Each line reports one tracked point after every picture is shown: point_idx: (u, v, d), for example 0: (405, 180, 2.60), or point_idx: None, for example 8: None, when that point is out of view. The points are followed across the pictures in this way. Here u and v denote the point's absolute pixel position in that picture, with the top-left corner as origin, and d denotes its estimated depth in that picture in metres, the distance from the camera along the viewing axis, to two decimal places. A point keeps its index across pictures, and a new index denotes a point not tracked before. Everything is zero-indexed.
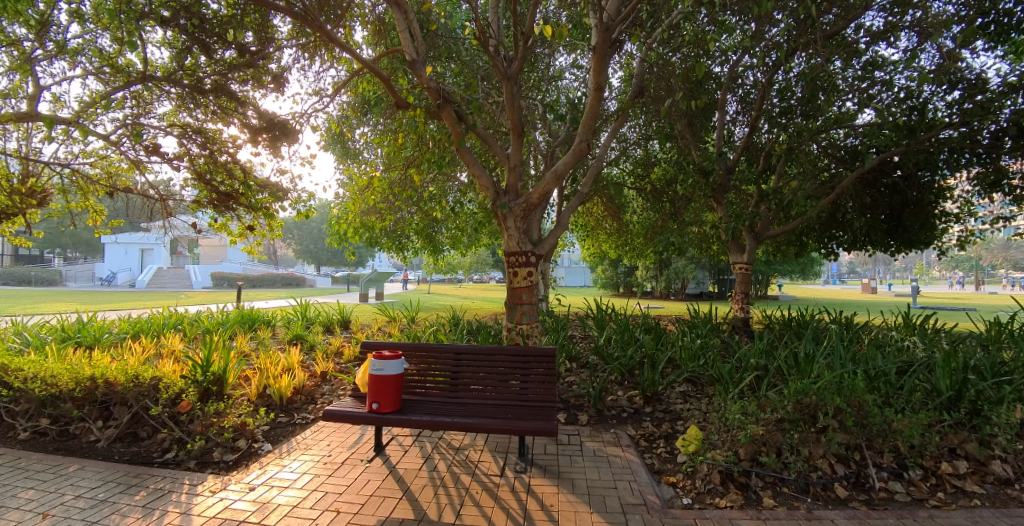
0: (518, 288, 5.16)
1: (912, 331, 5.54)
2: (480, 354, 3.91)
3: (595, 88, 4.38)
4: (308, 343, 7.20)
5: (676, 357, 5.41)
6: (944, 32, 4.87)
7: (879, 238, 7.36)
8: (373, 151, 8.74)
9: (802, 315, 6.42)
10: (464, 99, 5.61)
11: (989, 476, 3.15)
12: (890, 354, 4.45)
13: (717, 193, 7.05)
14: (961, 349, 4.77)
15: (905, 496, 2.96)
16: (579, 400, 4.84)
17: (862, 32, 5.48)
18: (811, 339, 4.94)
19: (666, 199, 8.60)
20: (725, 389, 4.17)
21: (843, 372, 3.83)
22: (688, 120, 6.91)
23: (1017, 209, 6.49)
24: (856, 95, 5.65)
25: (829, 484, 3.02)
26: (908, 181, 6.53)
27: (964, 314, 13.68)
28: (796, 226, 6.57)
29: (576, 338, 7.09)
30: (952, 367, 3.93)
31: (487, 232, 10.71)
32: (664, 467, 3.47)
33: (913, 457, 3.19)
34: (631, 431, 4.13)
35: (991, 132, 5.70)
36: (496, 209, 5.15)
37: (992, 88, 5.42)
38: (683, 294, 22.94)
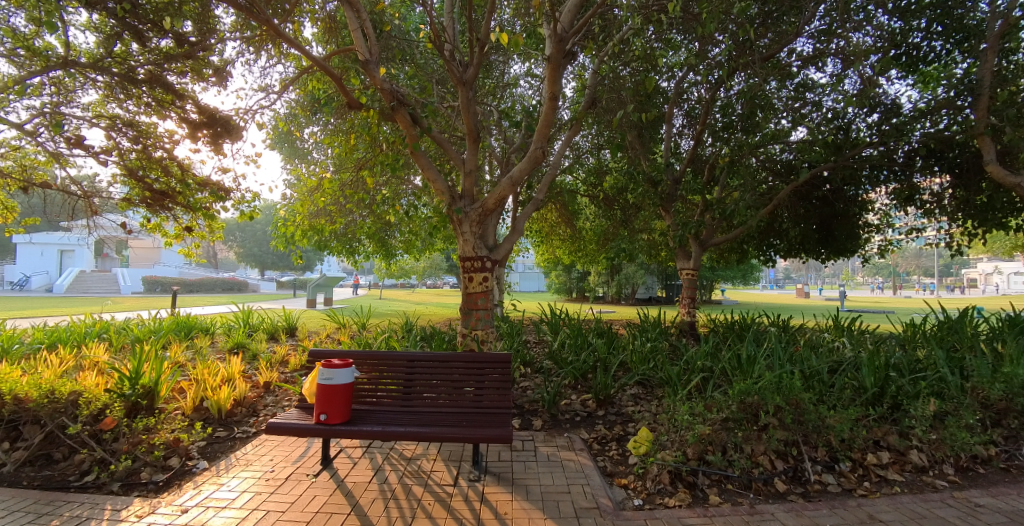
0: (473, 293, 5.13)
1: (841, 333, 5.98)
2: (434, 362, 3.82)
3: (549, 96, 4.43)
4: (251, 352, 6.82)
5: (627, 360, 5.56)
6: (864, 60, 5.31)
7: (812, 246, 7.90)
8: (323, 152, 8.45)
9: (744, 319, 6.78)
10: (419, 102, 5.55)
11: (908, 465, 3.45)
12: (823, 354, 4.77)
13: (666, 202, 7.30)
14: (883, 349, 5.20)
15: (836, 488, 3.17)
16: (534, 405, 4.87)
17: (794, 56, 5.86)
18: (752, 341, 5.22)
19: (617, 206, 8.86)
20: (673, 391, 4.31)
21: (781, 373, 4.06)
22: (638, 131, 7.16)
23: (927, 221, 7.10)
24: (790, 113, 6.04)
25: (769, 479, 3.20)
26: (837, 194, 7.03)
27: (885, 317, 14.94)
28: (737, 234, 6.93)
29: (530, 343, 7.13)
30: (876, 365, 4.27)
31: (441, 237, 10.61)
32: (616, 470, 3.54)
33: (844, 450, 3.41)
34: (584, 435, 4.19)
35: (906, 153, 6.38)
36: (451, 213, 5.08)
37: (905, 112, 5.97)
38: (633, 299, 23.71)
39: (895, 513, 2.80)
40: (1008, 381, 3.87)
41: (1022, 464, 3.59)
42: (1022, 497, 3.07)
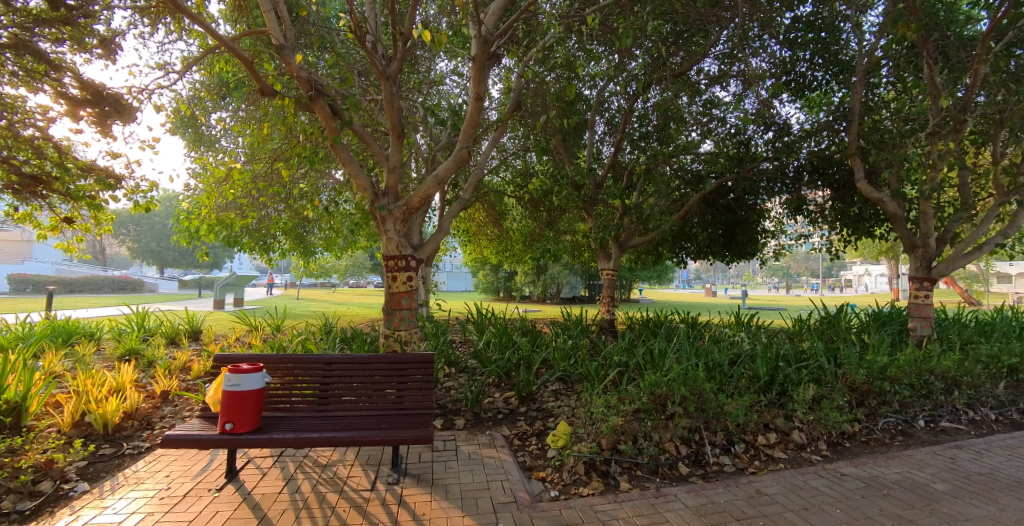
0: (397, 293, 5.01)
1: (740, 328, 6.59)
2: (353, 364, 3.69)
3: (475, 97, 4.45)
4: (145, 359, 6.11)
5: (549, 357, 5.73)
6: (760, 83, 5.90)
7: (718, 249, 8.53)
8: (232, 140, 7.81)
9: (658, 316, 7.25)
10: (339, 93, 5.32)
11: (790, 443, 3.90)
12: (725, 348, 5.21)
13: (588, 205, 7.59)
14: (774, 341, 5.79)
15: (731, 468, 3.52)
16: (456, 405, 4.87)
17: (702, 75, 6.35)
18: (663, 337, 5.57)
19: (543, 208, 9.08)
20: (592, 385, 4.52)
21: (688, 365, 4.38)
22: (563, 136, 7.40)
23: (813, 229, 8.02)
24: (699, 127, 6.55)
25: (674, 464, 3.47)
26: (739, 202, 7.69)
27: (777, 314, 16.67)
28: (652, 238, 7.34)
29: (456, 343, 7.12)
30: (768, 357, 4.75)
31: (364, 235, 10.24)
32: (535, 463, 3.64)
33: (738, 434, 3.76)
34: (506, 432, 4.26)
35: (796, 168, 7.17)
36: (374, 210, 4.92)
37: (794, 132, 6.71)
38: (558, 298, 24.42)
39: (778, 486, 3.16)
40: (870, 366, 4.45)
41: (878, 437, 4.21)
42: (876, 464, 3.61)
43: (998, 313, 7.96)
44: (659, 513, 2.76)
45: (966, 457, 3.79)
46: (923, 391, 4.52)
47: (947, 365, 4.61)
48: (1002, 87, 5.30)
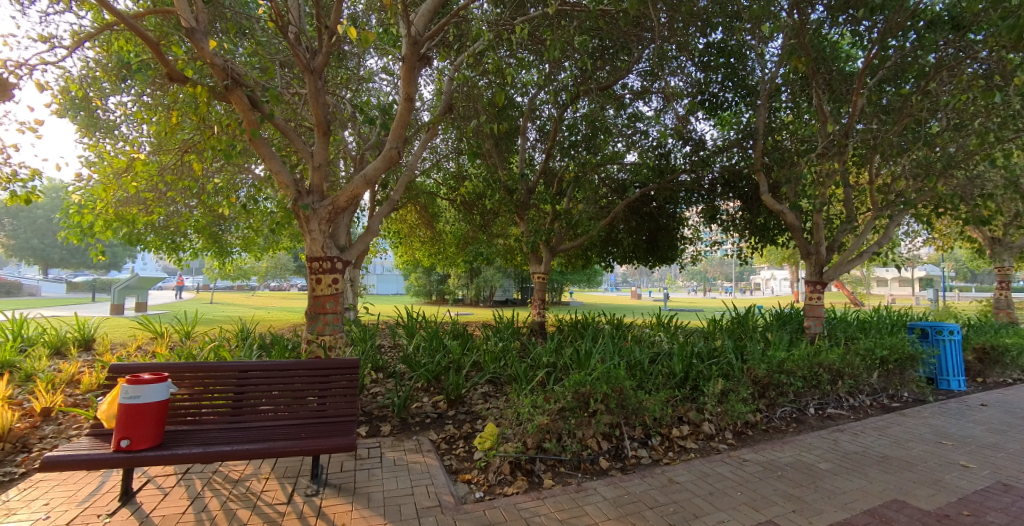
0: (321, 296, 4.81)
1: (660, 328, 7.03)
2: (271, 371, 3.50)
3: (405, 98, 4.42)
4: (20, 372, 5.36)
5: (479, 360, 5.77)
6: (679, 100, 6.35)
7: (642, 255, 8.86)
8: (134, 127, 7.09)
9: (585, 318, 7.54)
10: (258, 84, 5.02)
11: (701, 434, 4.22)
12: (646, 347, 5.49)
13: (521, 210, 7.66)
14: (689, 340, 6.23)
15: (647, 460, 3.75)
16: (383, 411, 4.80)
17: (627, 89, 6.71)
18: (589, 338, 5.79)
19: (476, 211, 9.12)
20: (520, 386, 4.61)
21: (610, 364, 4.59)
22: (495, 141, 7.49)
23: (726, 236, 8.66)
24: (625, 139, 6.92)
25: (595, 459, 3.65)
26: (661, 210, 8.17)
27: (693, 317, 17.89)
28: (581, 242, 7.58)
29: (384, 348, 6.97)
30: (684, 355, 5.09)
31: (288, 235, 9.70)
32: (461, 466, 3.66)
33: (655, 427, 4.01)
34: (433, 436, 4.24)
35: (710, 180, 7.76)
36: (297, 209, 4.68)
37: (708, 147, 7.27)
38: (491, 301, 24.56)
39: (688, 474, 3.42)
40: (770, 361, 4.88)
41: (775, 425, 4.67)
42: (772, 450, 4.01)
43: (875, 313, 9.11)
44: (580, 507, 2.88)
45: (845, 439, 4.31)
46: (813, 382, 5.06)
47: (832, 358, 5.21)
48: (875, 117, 6.12)
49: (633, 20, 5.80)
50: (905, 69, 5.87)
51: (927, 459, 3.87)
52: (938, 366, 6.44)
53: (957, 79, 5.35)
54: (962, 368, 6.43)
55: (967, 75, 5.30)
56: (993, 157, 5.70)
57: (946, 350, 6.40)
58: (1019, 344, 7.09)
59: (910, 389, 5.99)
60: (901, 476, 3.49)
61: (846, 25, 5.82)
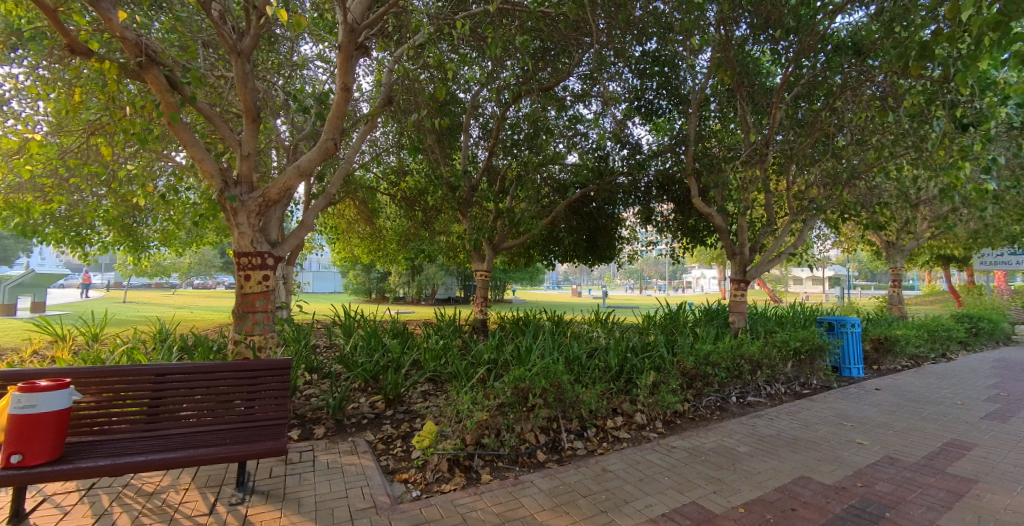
0: (250, 294, 4.56)
1: (597, 324, 7.28)
2: (193, 374, 3.23)
3: (342, 87, 4.31)
4: None
5: (419, 358, 5.71)
6: (617, 105, 6.58)
7: (582, 254, 9.06)
8: (27, 104, 6.31)
9: (526, 316, 7.66)
10: (178, 63, 4.63)
11: (633, 425, 4.43)
12: (584, 343, 5.62)
13: (463, 207, 7.63)
14: (624, 334, 6.51)
15: (583, 451, 3.89)
16: (316, 413, 4.65)
17: (568, 91, 6.87)
18: (530, 335, 5.88)
19: (418, 207, 8.99)
20: (461, 384, 4.62)
21: (549, 360, 4.69)
22: (437, 136, 7.44)
23: (660, 236, 9.09)
24: (566, 140, 7.09)
25: (532, 452, 3.74)
26: (600, 211, 8.44)
27: (629, 314, 18.68)
28: (524, 240, 7.67)
29: (319, 349, 6.74)
30: (619, 349, 5.29)
31: (214, 228, 9.06)
32: (399, 466, 3.62)
33: (590, 419, 4.15)
34: (370, 437, 4.17)
35: (646, 183, 8.13)
36: (223, 200, 4.37)
37: (644, 151, 7.59)
38: (433, 300, 24.23)
39: (620, 462, 3.58)
40: (698, 354, 5.17)
41: (701, 413, 4.99)
42: (697, 436, 4.29)
43: (790, 308, 9.93)
44: (516, 499, 2.94)
45: (761, 424, 4.70)
46: (736, 372, 5.44)
47: (752, 350, 5.61)
48: (791, 129, 6.68)
49: (574, 24, 5.95)
50: (816, 87, 6.43)
51: (830, 439, 4.30)
52: (842, 355, 7.15)
53: (858, 99, 5.95)
54: (860, 356, 7.19)
55: (867, 96, 5.91)
56: (887, 169, 6.40)
57: (848, 341, 7.13)
58: (907, 335, 8.02)
59: (818, 377, 6.61)
60: (807, 456, 3.86)
61: (766, 43, 6.30)
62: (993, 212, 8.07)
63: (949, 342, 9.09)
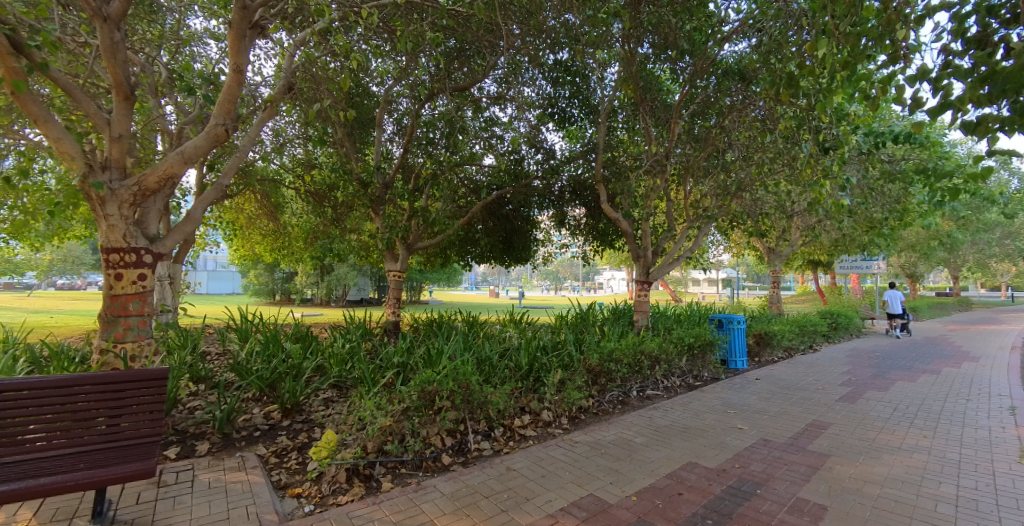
0: (121, 296, 3.97)
1: (511, 324, 7.39)
2: (41, 390, 2.60)
3: (233, 69, 4.01)
4: None
5: (323, 363, 5.38)
6: (530, 110, 6.70)
7: (498, 255, 9.11)
8: None
9: (441, 316, 7.57)
10: (23, 23, 3.94)
11: (540, 422, 4.56)
12: (496, 343, 5.59)
13: (376, 205, 7.31)
14: (536, 333, 6.69)
15: (489, 451, 3.93)
16: (200, 428, 4.23)
17: (485, 92, 6.87)
18: (443, 337, 5.77)
19: (327, 203, 8.50)
20: (366, 389, 4.43)
21: (460, 361, 4.63)
22: (347, 129, 7.21)
23: (572, 239, 9.46)
24: (482, 141, 7.11)
25: (437, 456, 3.70)
26: (515, 213, 8.55)
27: (543, 314, 19.24)
28: (439, 241, 7.55)
29: (209, 357, 6.16)
30: (531, 349, 5.33)
31: (79, 220, 7.89)
32: (292, 480, 3.41)
33: (498, 419, 4.19)
34: (261, 451, 3.88)
35: (561, 188, 8.26)
36: (85, 187, 3.76)
37: (558, 156, 7.82)
38: (344, 301, 23.08)
39: (524, 460, 3.65)
40: (602, 352, 5.40)
41: (604, 408, 5.25)
42: (599, 430, 4.51)
43: (687, 307, 10.82)
44: (416, 506, 2.87)
45: (657, 415, 5.05)
46: (637, 368, 5.79)
47: (651, 346, 5.99)
48: (688, 143, 7.26)
49: (488, 27, 5.97)
50: (709, 107, 7.05)
51: (715, 426, 4.74)
52: (729, 350, 7.91)
53: (742, 120, 6.61)
54: (744, 350, 8.02)
55: (750, 118, 6.59)
56: (766, 184, 7.19)
57: (733, 336, 7.92)
58: (782, 330, 9.09)
59: (709, 370, 7.25)
60: (694, 442, 4.22)
61: (666, 63, 6.79)
62: (848, 224, 9.42)
63: (814, 335, 10.47)
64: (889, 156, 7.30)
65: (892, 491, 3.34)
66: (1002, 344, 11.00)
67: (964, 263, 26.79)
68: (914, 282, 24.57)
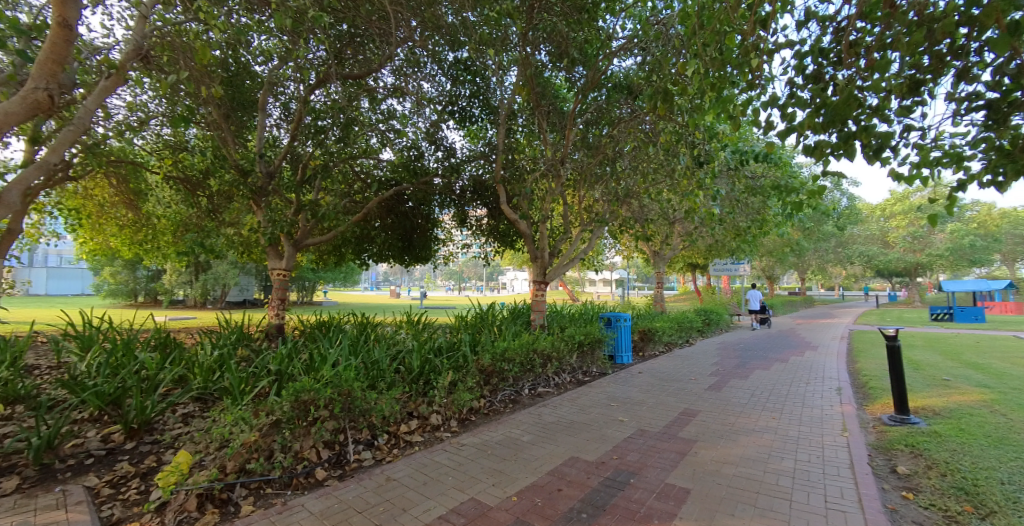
0: None
1: (407, 325, 7.14)
2: None
3: (58, 24, 3.36)
4: None
5: (184, 373, 4.74)
6: (429, 106, 6.52)
7: (396, 253, 8.78)
8: None
9: (331, 319, 7.09)
10: None
11: (428, 426, 4.46)
12: (388, 345, 5.35)
13: (257, 197, 6.61)
14: (433, 334, 6.56)
15: (369, 461, 3.73)
16: (8, 459, 3.48)
17: (381, 84, 6.58)
18: (329, 340, 5.37)
19: (201, 193, 7.54)
20: (232, 402, 3.96)
21: (344, 366, 4.33)
22: (221, 110, 6.45)
23: (473, 239, 9.45)
24: (378, 135, 6.77)
25: (310, 471, 3.43)
26: (415, 211, 8.28)
27: (442, 314, 19.21)
28: (330, 238, 7.04)
29: (35, 371, 5.13)
30: (424, 351, 5.16)
31: None
32: (128, 514, 2.92)
33: (382, 427, 3.99)
34: (91, 481, 3.28)
35: (462, 187, 8.18)
36: None
37: (458, 155, 7.75)
38: (224, 303, 20.81)
39: (407, 469, 3.51)
40: (495, 351, 5.40)
41: (495, 408, 5.29)
42: (488, 431, 4.52)
43: (582, 306, 11.38)
44: None
45: (546, 412, 5.18)
46: (530, 367, 5.90)
47: (543, 344, 6.14)
48: (582, 150, 7.60)
49: (380, 13, 5.76)
50: (601, 117, 7.45)
51: (598, 420, 5.00)
52: (616, 346, 8.44)
53: (629, 131, 7.08)
54: (629, 346, 8.57)
55: (636, 130, 7.09)
56: (650, 193, 7.78)
57: (620, 333, 8.43)
58: (663, 326, 9.94)
59: (598, 366, 7.65)
60: (578, 437, 4.39)
61: (561, 71, 7.06)
62: (719, 230, 10.56)
63: (691, 331, 11.58)
64: (752, 173, 8.29)
65: (743, 470, 3.75)
66: (834, 335, 13.10)
67: (808, 267, 31.60)
68: (772, 283, 28.43)
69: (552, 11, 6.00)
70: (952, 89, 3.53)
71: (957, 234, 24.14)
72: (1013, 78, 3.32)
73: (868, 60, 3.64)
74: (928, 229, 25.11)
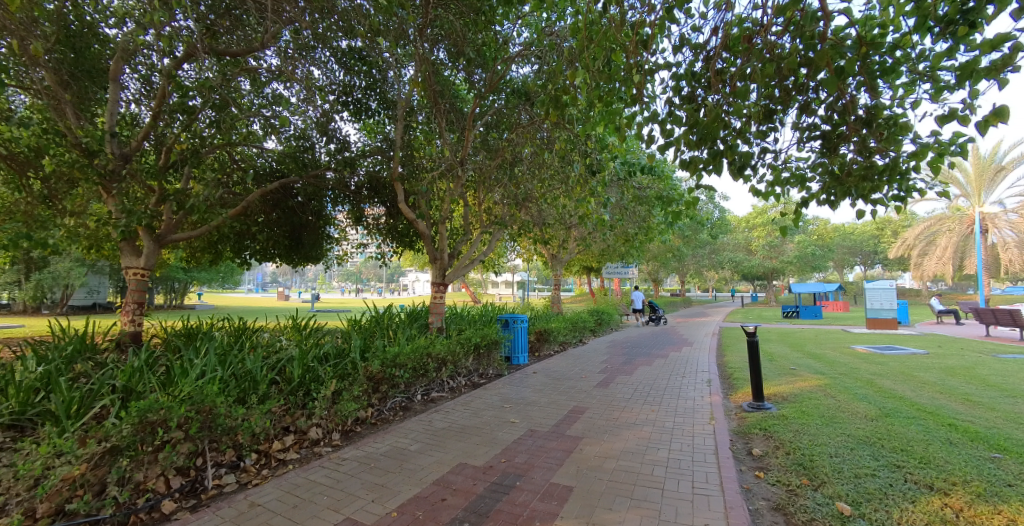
0: None
1: (293, 331, 6.55)
2: None
3: None
4: None
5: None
6: (319, 94, 6.03)
7: (283, 252, 8.04)
8: None
9: (200, 324, 6.26)
10: None
11: (306, 441, 4.19)
12: (264, 353, 4.83)
13: (107, 182, 5.59)
14: (320, 339, 6.12)
15: (232, 486, 3.41)
16: None
17: (262, 65, 5.99)
18: (192, 350, 4.72)
19: (32, 173, 6.19)
20: (57, 429, 3.27)
21: (207, 379, 3.81)
22: (55, 76, 5.36)
23: (369, 239, 9.05)
24: (260, 120, 6.11)
25: (155, 505, 3.00)
26: (304, 206, 7.65)
27: (337, 316, 18.13)
28: (200, 233, 6.20)
29: None
30: (307, 359, 4.74)
31: None
32: None
33: (250, 446, 3.61)
34: None
35: (357, 184, 7.72)
36: None
37: (353, 150, 7.32)
38: (65, 307, 17.53)
39: (275, 492, 3.19)
40: (386, 357, 5.11)
41: (383, 417, 5.08)
42: (373, 442, 4.30)
43: (483, 308, 11.42)
44: None
45: (437, 418, 5.07)
46: (423, 372, 5.72)
47: (439, 348, 5.97)
48: (481, 151, 7.59)
49: None
50: (501, 121, 7.51)
51: (490, 422, 5.00)
52: (513, 347, 8.57)
53: (527, 136, 7.24)
54: (525, 347, 8.76)
55: (534, 136, 7.27)
56: (547, 198, 8.03)
57: (517, 334, 8.57)
58: (559, 326, 10.32)
59: (494, 367, 7.70)
60: (468, 442, 4.35)
61: (461, 71, 6.98)
62: (610, 235, 11.24)
63: (584, 330, 12.18)
64: (639, 184, 8.94)
65: (623, 463, 3.98)
66: (707, 332, 14.63)
67: (688, 271, 35.12)
68: (659, 285, 31.10)
69: (449, 9, 5.93)
70: (797, 120, 4.09)
71: (803, 245, 28.48)
72: (839, 114, 3.93)
73: (732, 88, 4.08)
74: (781, 239, 29.28)
